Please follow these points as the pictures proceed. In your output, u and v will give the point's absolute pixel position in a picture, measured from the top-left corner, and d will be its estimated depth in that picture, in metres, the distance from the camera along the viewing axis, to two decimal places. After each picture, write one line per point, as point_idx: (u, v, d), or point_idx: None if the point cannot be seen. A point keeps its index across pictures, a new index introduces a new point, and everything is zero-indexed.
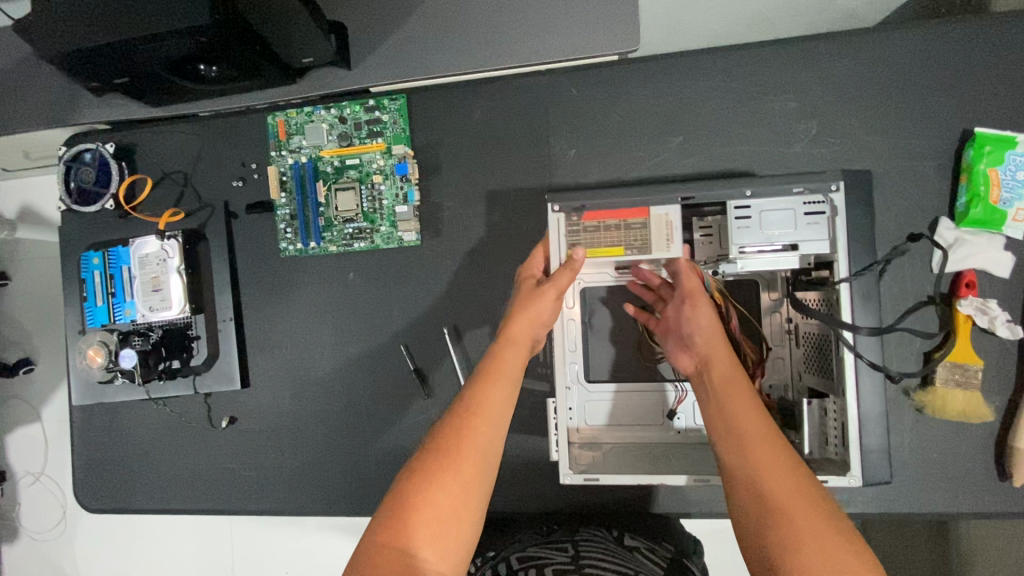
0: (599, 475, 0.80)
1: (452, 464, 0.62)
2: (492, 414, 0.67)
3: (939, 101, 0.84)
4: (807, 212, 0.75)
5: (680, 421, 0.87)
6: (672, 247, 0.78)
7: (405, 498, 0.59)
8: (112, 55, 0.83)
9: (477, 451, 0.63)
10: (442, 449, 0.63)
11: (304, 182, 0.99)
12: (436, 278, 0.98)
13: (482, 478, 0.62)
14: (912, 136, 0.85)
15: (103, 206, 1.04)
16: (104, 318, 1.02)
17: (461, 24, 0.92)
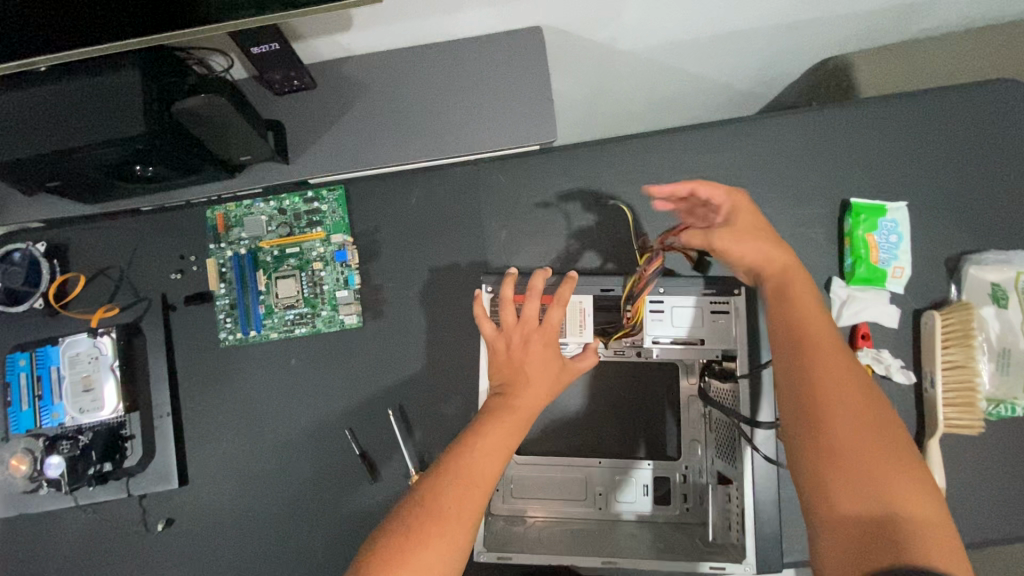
0: (512, 555, 0.86)
1: (436, 521, 0.67)
2: (469, 476, 0.71)
3: (820, 174, 0.96)
4: (714, 310, 0.88)
5: (603, 498, 0.93)
6: (585, 333, 0.89)
7: (388, 549, 0.66)
8: (46, 163, 0.85)
9: (455, 505, 0.69)
10: (426, 506, 0.69)
11: (243, 273, 1.01)
12: (380, 358, 0.99)
13: (464, 532, 0.68)
14: (800, 207, 0.96)
15: (31, 304, 1.02)
16: (29, 423, 0.99)
17: (392, 122, 1.00)
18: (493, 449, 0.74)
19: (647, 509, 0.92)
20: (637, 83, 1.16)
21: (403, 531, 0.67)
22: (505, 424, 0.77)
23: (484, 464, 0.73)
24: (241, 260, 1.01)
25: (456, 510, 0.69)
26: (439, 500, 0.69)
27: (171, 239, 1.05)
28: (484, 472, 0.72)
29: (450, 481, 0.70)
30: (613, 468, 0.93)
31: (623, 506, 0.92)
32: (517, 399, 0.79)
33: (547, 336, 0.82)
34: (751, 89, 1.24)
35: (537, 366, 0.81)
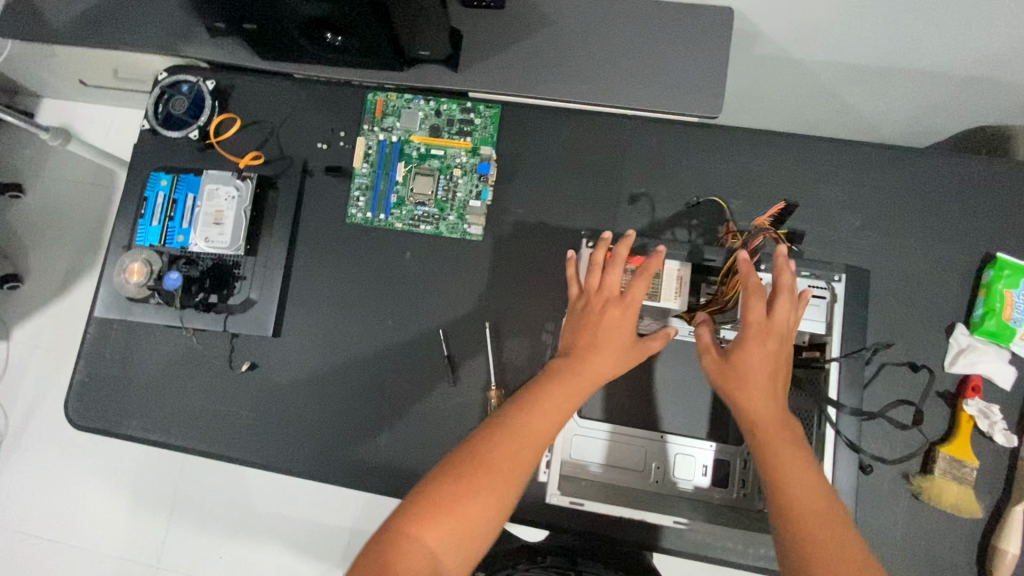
0: (584, 501, 0.85)
1: (478, 476, 0.67)
2: (515, 448, 0.69)
3: (969, 222, 0.96)
4: (811, 294, 0.83)
5: (659, 470, 0.91)
6: (678, 300, 0.88)
7: (431, 492, 0.66)
8: (258, 3, 0.90)
9: (504, 460, 0.68)
10: (471, 458, 0.68)
11: (387, 159, 1.05)
12: (489, 275, 1.02)
13: (507, 492, 0.67)
14: (941, 247, 0.95)
15: (187, 134, 1.08)
16: (154, 239, 1.05)
17: (565, 61, 1.04)
18: (543, 413, 0.72)
19: (703, 486, 0.91)
20: (793, 93, 1.17)
21: (452, 482, 0.67)
22: (557, 390, 0.74)
23: (540, 426, 0.71)
24: (389, 146, 1.05)
25: (504, 468, 0.68)
26: (490, 453, 0.69)
27: (325, 110, 1.09)
28: (536, 434, 0.71)
29: (502, 436, 0.70)
30: (673, 442, 0.92)
31: (679, 478, 0.91)
32: (579, 366, 0.76)
33: (627, 306, 0.79)
34: (899, 132, 1.24)
35: (607, 334, 0.79)
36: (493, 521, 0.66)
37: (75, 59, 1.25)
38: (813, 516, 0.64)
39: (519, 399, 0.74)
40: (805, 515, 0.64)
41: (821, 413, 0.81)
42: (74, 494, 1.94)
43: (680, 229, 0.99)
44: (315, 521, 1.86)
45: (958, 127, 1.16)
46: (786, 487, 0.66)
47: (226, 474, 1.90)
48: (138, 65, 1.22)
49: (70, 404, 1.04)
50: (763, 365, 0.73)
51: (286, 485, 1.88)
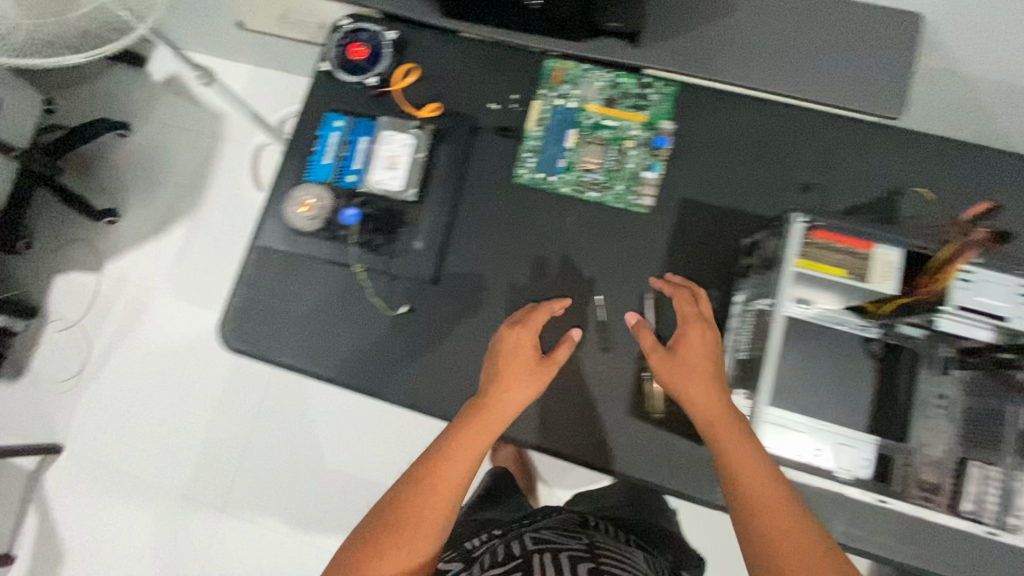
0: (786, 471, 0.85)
1: (422, 490, 0.85)
2: (460, 456, 0.87)
3: None
4: None
5: (822, 458, 0.91)
6: (886, 285, 0.83)
7: (392, 515, 0.84)
8: None
9: (450, 477, 0.86)
10: (420, 479, 0.86)
11: (561, 124, 1.06)
12: (652, 248, 1.02)
13: (451, 498, 0.86)
14: None
15: (364, 80, 1.10)
16: (325, 176, 1.07)
17: (748, 48, 1.05)
18: (481, 439, 0.88)
19: (863, 478, 0.90)
20: (952, 108, 1.18)
21: (415, 488, 0.85)
22: (482, 423, 0.89)
23: (452, 464, 0.86)
24: (564, 112, 1.06)
25: (441, 483, 0.85)
26: (422, 481, 0.86)
27: (499, 71, 1.11)
28: (455, 463, 0.86)
29: (420, 475, 0.87)
30: (836, 431, 0.92)
31: (843, 467, 0.91)
32: (499, 400, 0.90)
33: (527, 337, 0.93)
34: None
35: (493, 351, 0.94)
36: (432, 539, 0.85)
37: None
38: (762, 496, 0.78)
39: (455, 427, 0.89)
40: (764, 504, 0.77)
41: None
42: (145, 430, 1.97)
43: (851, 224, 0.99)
44: (382, 483, 1.88)
45: None
46: (738, 482, 0.80)
47: (298, 427, 1.93)
48: (308, 11, 1.25)
49: (227, 328, 1.07)
50: (702, 393, 0.84)
51: (356, 445, 1.90)
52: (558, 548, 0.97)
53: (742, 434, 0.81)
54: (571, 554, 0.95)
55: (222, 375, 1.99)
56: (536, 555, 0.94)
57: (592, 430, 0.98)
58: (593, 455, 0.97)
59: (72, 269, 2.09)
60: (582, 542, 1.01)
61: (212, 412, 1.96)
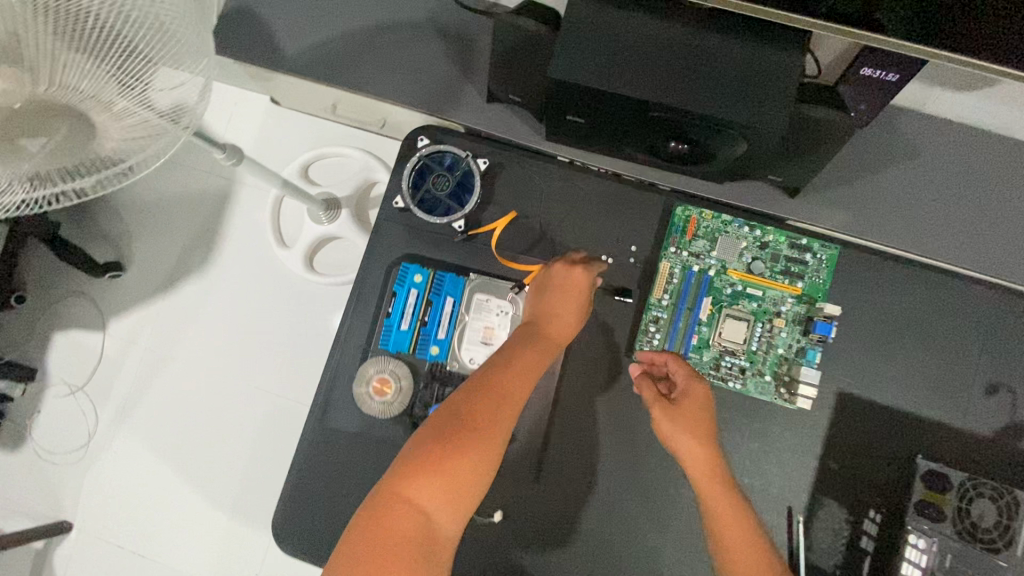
0: None
1: (468, 432, 0.66)
2: (492, 405, 0.68)
3: None
4: None
5: None
6: None
7: (416, 457, 0.64)
8: (625, 109, 0.72)
9: (511, 388, 0.70)
10: (461, 414, 0.67)
11: (694, 292, 0.87)
12: (802, 452, 0.85)
13: (498, 436, 0.67)
14: None
15: (450, 221, 0.89)
16: (402, 346, 0.87)
17: (926, 207, 0.85)
18: (502, 393, 0.69)
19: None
20: None
21: (436, 442, 0.65)
22: (539, 348, 0.75)
23: (511, 382, 0.71)
24: (698, 277, 0.87)
25: (484, 418, 0.67)
26: (474, 414, 0.67)
27: (615, 213, 0.91)
28: (502, 384, 0.70)
29: (476, 393, 0.69)
30: None
31: None
32: (545, 334, 0.77)
33: (567, 284, 0.80)
34: None
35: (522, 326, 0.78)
36: (483, 474, 0.65)
37: (289, 87, 1.03)
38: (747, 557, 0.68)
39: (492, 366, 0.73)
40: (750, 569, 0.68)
41: None
42: (154, 515, 1.77)
43: None
44: None
45: None
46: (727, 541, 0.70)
47: None
48: (368, 107, 1.01)
49: (282, 524, 0.89)
50: (690, 451, 0.75)
51: None
52: None
53: (726, 492, 0.73)
54: None
55: (236, 459, 1.75)
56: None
57: None
58: None
59: (72, 326, 1.88)
60: None
61: (226, 501, 1.74)
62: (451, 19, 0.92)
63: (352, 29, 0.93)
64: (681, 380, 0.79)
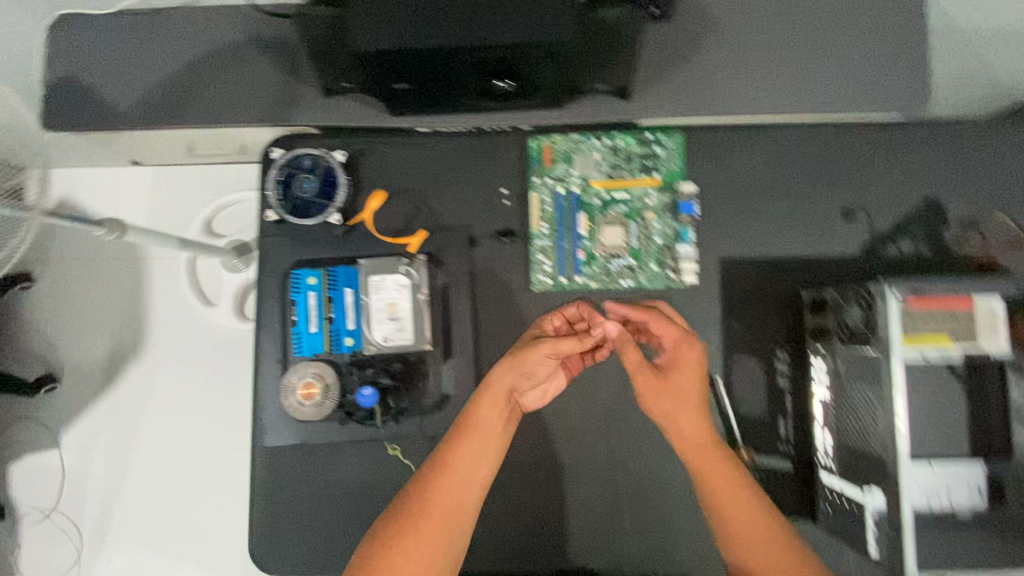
0: None
1: (417, 528, 0.73)
2: (473, 457, 0.77)
3: None
4: None
5: None
6: (999, 342, 0.70)
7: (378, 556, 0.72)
8: (433, 61, 0.76)
9: (459, 488, 0.76)
10: (413, 507, 0.75)
11: (568, 213, 0.92)
12: (705, 323, 0.92)
13: (447, 537, 0.74)
14: None
15: (325, 219, 0.91)
16: (318, 347, 0.90)
17: (745, 75, 0.92)
18: (476, 442, 0.78)
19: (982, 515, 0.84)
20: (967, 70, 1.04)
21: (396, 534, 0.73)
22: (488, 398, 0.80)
23: (467, 459, 0.77)
24: (567, 197, 0.93)
25: (438, 521, 0.74)
26: (427, 506, 0.74)
27: (477, 164, 0.95)
28: (456, 479, 0.76)
29: (433, 480, 0.76)
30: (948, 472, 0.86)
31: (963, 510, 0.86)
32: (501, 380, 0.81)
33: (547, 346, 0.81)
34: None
35: (498, 376, 0.80)
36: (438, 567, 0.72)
37: (140, 141, 1.03)
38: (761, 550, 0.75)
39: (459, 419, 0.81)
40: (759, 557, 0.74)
41: None
42: None
43: (903, 243, 0.91)
44: None
45: None
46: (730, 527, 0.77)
47: None
48: (223, 138, 1.02)
49: (260, 546, 0.92)
50: (692, 433, 0.80)
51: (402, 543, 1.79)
52: None
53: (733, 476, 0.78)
54: None
55: (228, 525, 1.74)
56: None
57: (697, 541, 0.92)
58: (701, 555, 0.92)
59: (24, 451, 1.83)
60: None
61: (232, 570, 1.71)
62: (267, 30, 0.94)
63: (176, 67, 0.94)
64: (674, 355, 0.83)
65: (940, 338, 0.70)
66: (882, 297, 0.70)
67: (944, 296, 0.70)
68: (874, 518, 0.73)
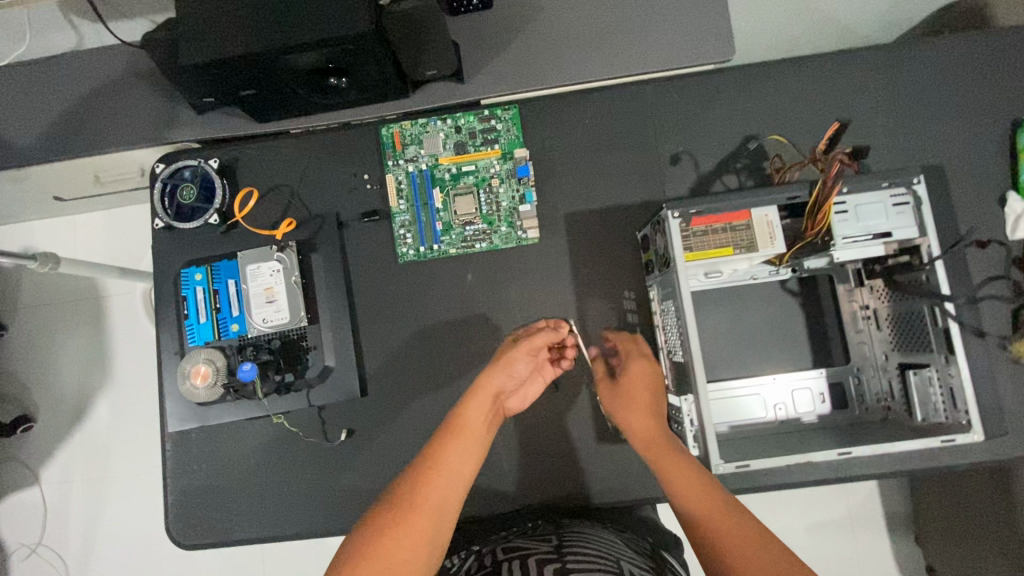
0: (751, 461, 0.76)
1: (404, 516, 0.67)
2: (463, 452, 0.76)
3: (1000, 94, 0.95)
4: (894, 204, 0.78)
5: (783, 411, 0.92)
6: (777, 245, 0.78)
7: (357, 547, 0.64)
8: (258, 66, 0.86)
9: (449, 474, 0.73)
10: (398, 501, 0.69)
11: (422, 189, 1.02)
12: (556, 273, 1.00)
13: (438, 527, 0.68)
14: (983, 125, 0.95)
15: (206, 220, 1.02)
16: (207, 335, 0.99)
17: (567, 43, 1.00)
18: (464, 442, 0.77)
19: (825, 415, 0.91)
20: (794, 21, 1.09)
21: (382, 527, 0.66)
22: (473, 400, 0.82)
23: (457, 455, 0.76)
24: (420, 175, 1.03)
25: (429, 508, 0.69)
26: (413, 494, 0.70)
27: (340, 157, 1.05)
28: (451, 468, 0.74)
29: (422, 473, 0.72)
30: (787, 382, 0.92)
31: (805, 415, 0.91)
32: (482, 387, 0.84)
33: (528, 347, 0.87)
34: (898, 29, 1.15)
35: (487, 379, 0.84)
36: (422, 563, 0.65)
37: (50, 176, 1.15)
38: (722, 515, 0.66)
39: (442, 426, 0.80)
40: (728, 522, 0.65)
41: (938, 308, 0.77)
42: None
43: (728, 178, 0.99)
44: None
45: (946, 11, 1.09)
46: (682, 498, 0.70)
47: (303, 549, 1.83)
48: (120, 163, 1.14)
49: (175, 525, 1.00)
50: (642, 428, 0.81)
51: None
52: (530, 553, 0.80)
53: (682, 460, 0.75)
54: (542, 557, 0.78)
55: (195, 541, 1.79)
56: (504, 564, 0.77)
57: (575, 476, 0.98)
58: (581, 488, 0.98)
59: None
60: (550, 542, 0.82)
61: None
62: (143, 62, 1.06)
63: (68, 104, 1.07)
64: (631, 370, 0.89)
65: (725, 250, 0.79)
66: (664, 220, 0.78)
67: (722, 213, 0.79)
68: (691, 419, 0.80)
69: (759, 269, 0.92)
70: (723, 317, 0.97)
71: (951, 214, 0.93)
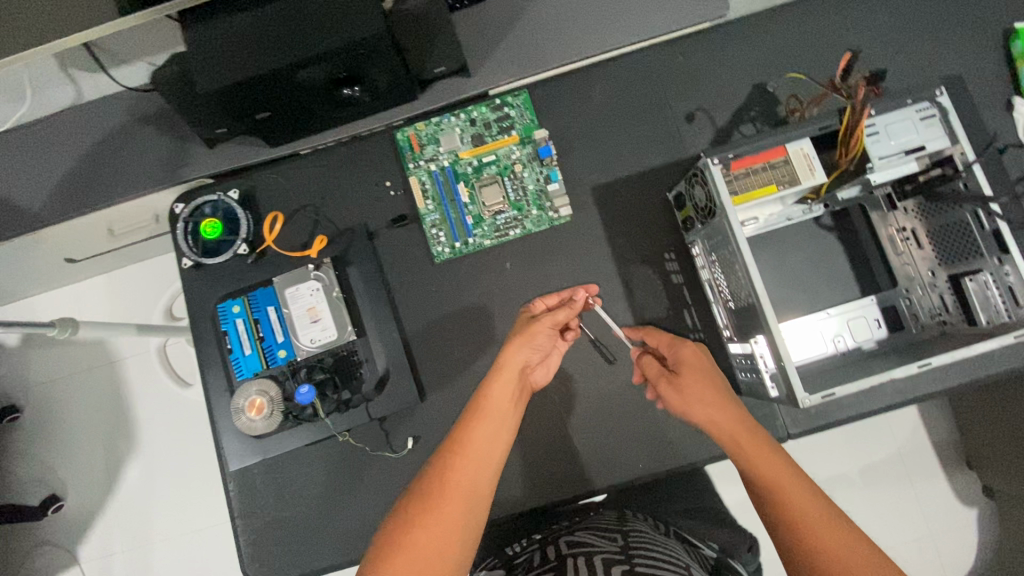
0: (835, 389, 0.76)
1: (438, 503, 0.68)
2: (492, 430, 0.75)
3: (989, 8, 0.98)
4: (920, 119, 0.81)
5: (844, 342, 0.92)
6: (817, 175, 0.80)
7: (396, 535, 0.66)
8: (273, 84, 0.85)
9: (481, 449, 0.73)
10: (432, 485, 0.70)
11: (446, 186, 1.02)
12: (594, 247, 1.01)
13: (470, 510, 0.69)
14: (978, 40, 0.98)
15: (235, 252, 1.00)
16: (255, 366, 0.97)
17: (565, 20, 1.01)
18: (494, 422, 0.76)
19: (884, 338, 0.92)
20: None
21: (417, 510, 0.68)
22: (494, 379, 0.80)
23: (484, 436, 0.74)
24: (442, 173, 1.03)
25: (462, 493, 0.69)
26: (450, 481, 0.70)
27: (359, 168, 1.05)
28: (477, 444, 0.73)
29: (453, 453, 0.72)
30: (840, 315, 0.93)
31: (863, 343, 0.92)
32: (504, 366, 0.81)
33: (551, 322, 0.84)
34: None
35: (510, 354, 0.81)
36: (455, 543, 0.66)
37: (65, 235, 1.13)
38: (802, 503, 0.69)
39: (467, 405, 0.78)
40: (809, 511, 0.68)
41: (985, 212, 0.79)
42: None
43: (745, 128, 1.01)
44: None
45: None
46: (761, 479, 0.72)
47: None
48: (136, 211, 1.12)
49: (251, 563, 0.97)
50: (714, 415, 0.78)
51: None
52: (594, 551, 0.79)
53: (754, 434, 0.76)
54: (607, 557, 0.76)
55: None
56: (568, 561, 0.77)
57: (647, 445, 0.98)
58: (656, 455, 0.97)
59: None
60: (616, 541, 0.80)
61: None
62: (148, 106, 1.05)
63: (76, 159, 1.05)
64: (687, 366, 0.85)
65: (769, 188, 0.81)
66: (704, 168, 0.80)
67: (760, 151, 0.81)
68: (765, 361, 0.80)
69: (793, 210, 0.93)
70: (768, 262, 0.97)
71: (965, 128, 0.96)
